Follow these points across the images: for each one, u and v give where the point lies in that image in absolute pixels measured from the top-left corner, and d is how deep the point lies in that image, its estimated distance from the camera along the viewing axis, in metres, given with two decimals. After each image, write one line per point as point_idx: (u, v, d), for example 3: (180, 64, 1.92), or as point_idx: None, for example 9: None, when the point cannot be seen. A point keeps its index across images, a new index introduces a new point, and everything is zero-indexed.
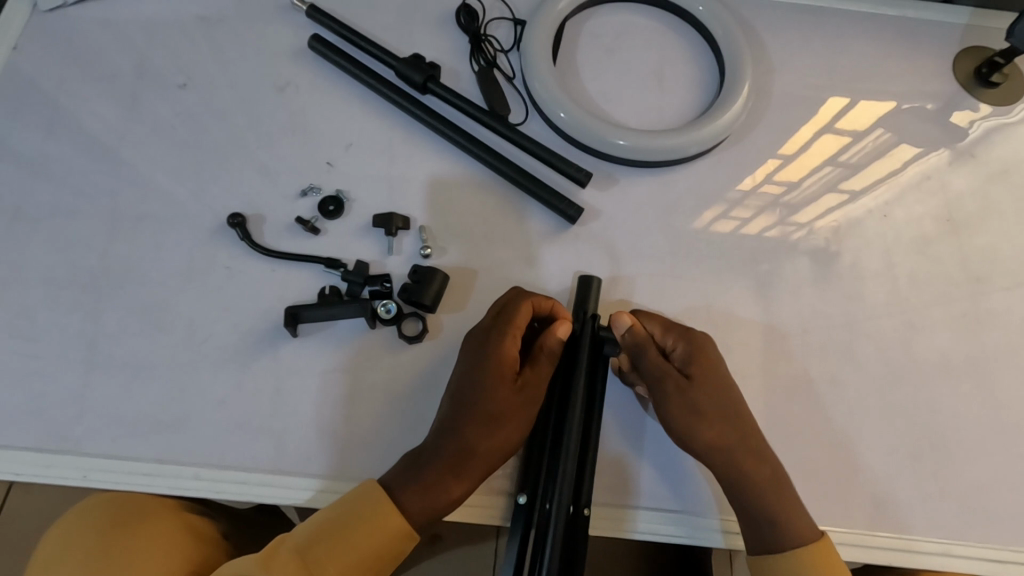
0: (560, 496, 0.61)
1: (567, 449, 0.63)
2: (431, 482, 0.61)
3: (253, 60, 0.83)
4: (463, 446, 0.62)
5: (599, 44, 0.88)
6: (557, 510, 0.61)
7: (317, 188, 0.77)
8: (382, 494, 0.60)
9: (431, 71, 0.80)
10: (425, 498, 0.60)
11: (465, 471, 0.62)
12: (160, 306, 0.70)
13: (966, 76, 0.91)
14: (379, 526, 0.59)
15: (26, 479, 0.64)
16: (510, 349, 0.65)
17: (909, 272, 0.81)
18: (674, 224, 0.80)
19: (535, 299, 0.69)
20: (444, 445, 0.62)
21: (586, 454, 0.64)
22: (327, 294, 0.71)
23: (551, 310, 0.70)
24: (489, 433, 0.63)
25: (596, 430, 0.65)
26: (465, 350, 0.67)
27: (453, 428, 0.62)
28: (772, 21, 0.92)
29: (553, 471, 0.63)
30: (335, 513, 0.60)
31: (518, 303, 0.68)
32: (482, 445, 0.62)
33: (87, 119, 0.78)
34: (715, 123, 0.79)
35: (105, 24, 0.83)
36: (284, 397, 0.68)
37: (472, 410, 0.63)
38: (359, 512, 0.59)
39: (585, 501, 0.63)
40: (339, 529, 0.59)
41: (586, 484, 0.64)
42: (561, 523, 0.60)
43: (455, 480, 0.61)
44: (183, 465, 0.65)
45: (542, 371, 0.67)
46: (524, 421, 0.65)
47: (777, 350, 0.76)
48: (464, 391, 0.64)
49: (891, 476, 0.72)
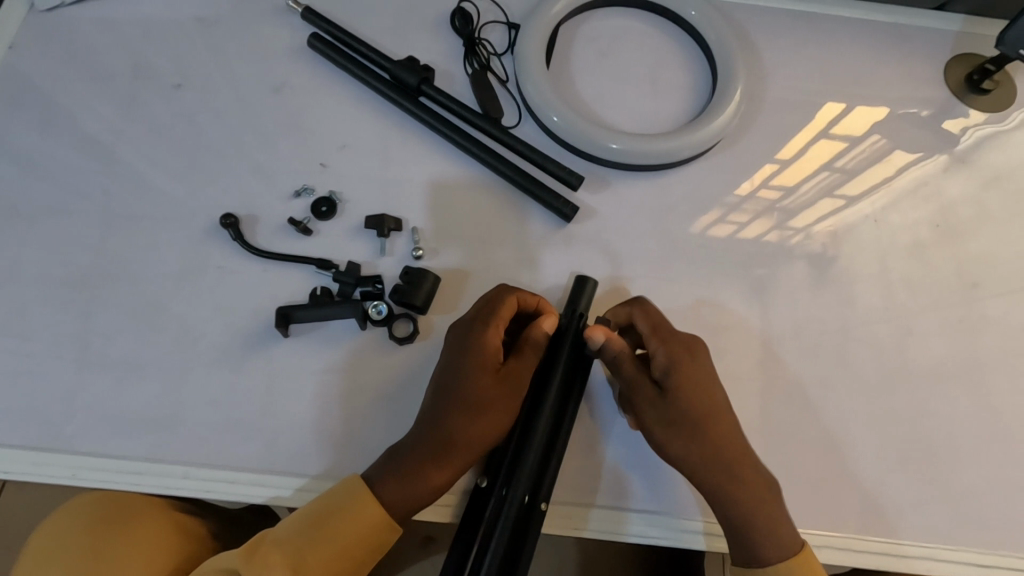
0: (517, 484, 0.62)
1: (533, 441, 0.64)
2: (413, 471, 0.61)
3: (248, 61, 0.83)
4: (444, 433, 0.62)
5: (593, 49, 0.88)
6: (511, 498, 0.62)
7: (310, 190, 0.77)
8: (366, 489, 0.60)
9: (425, 73, 0.81)
10: (407, 486, 0.60)
11: (447, 460, 0.61)
12: (154, 305, 0.71)
13: (957, 82, 0.91)
14: (364, 521, 0.59)
15: (16, 477, 0.64)
16: (493, 340, 0.66)
17: (900, 278, 0.82)
18: (666, 227, 0.80)
19: (522, 294, 0.69)
20: (425, 435, 0.62)
21: (553, 445, 0.65)
22: (319, 294, 0.71)
23: (537, 305, 0.70)
24: (471, 422, 0.63)
25: (564, 427, 0.66)
26: (451, 340, 0.67)
27: (435, 417, 0.63)
28: (766, 27, 0.92)
29: (515, 462, 0.64)
30: (318, 505, 0.60)
31: (506, 294, 0.68)
32: (462, 433, 0.62)
33: (82, 119, 0.78)
34: (707, 128, 0.79)
35: (101, 24, 0.83)
36: (276, 397, 0.68)
37: (454, 398, 0.63)
38: (342, 505, 0.59)
39: (542, 495, 0.64)
40: (323, 521, 0.59)
41: (547, 477, 0.64)
42: (511, 515, 0.61)
43: (437, 469, 0.61)
44: (173, 463, 0.65)
45: (526, 364, 0.67)
46: (507, 412, 0.64)
47: (768, 353, 0.76)
48: (447, 379, 0.64)
49: (881, 481, 0.72)
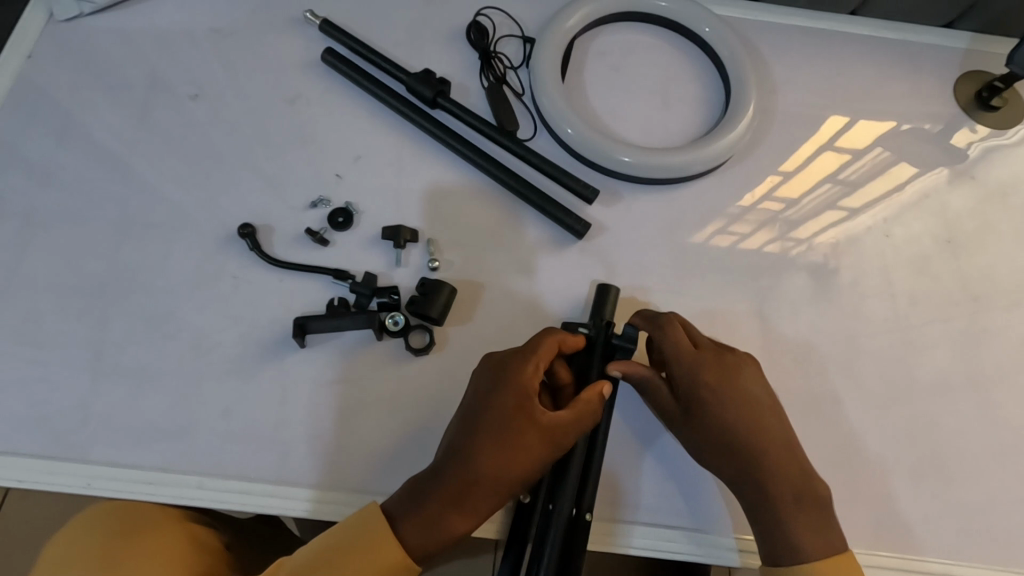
0: (565, 498, 0.64)
1: (574, 459, 0.65)
2: (436, 514, 0.59)
3: (265, 73, 0.84)
4: (472, 475, 0.59)
5: (607, 63, 0.89)
6: (560, 511, 0.63)
7: (326, 201, 0.77)
8: (385, 524, 0.59)
9: (441, 86, 0.81)
10: (429, 530, 0.59)
11: (470, 502, 0.59)
12: (170, 315, 0.71)
13: (967, 99, 0.92)
14: (381, 558, 0.58)
15: (29, 486, 0.63)
16: (531, 376, 0.63)
17: (908, 292, 0.82)
18: (678, 240, 0.81)
19: (560, 336, 0.67)
20: (450, 475, 0.60)
21: (591, 459, 0.66)
22: (334, 305, 0.71)
23: (576, 345, 0.68)
24: (499, 459, 0.60)
25: (601, 442, 0.67)
26: (490, 364, 0.66)
27: (460, 451, 0.60)
28: (777, 43, 0.93)
29: (559, 477, 0.65)
30: (333, 538, 0.59)
31: (544, 337, 0.66)
32: (491, 473, 0.59)
33: (99, 127, 0.79)
34: (720, 142, 0.80)
35: (119, 34, 0.84)
36: (290, 407, 0.68)
37: (484, 434, 0.61)
38: (358, 542, 0.58)
39: (587, 505, 0.65)
40: (337, 558, 0.57)
41: (588, 488, 0.65)
42: (559, 528, 0.63)
43: (458, 513, 0.59)
44: (187, 473, 0.65)
45: (564, 415, 0.62)
46: (534, 453, 0.61)
47: (778, 366, 0.76)
48: (478, 411, 0.62)
49: (893, 495, 0.73)
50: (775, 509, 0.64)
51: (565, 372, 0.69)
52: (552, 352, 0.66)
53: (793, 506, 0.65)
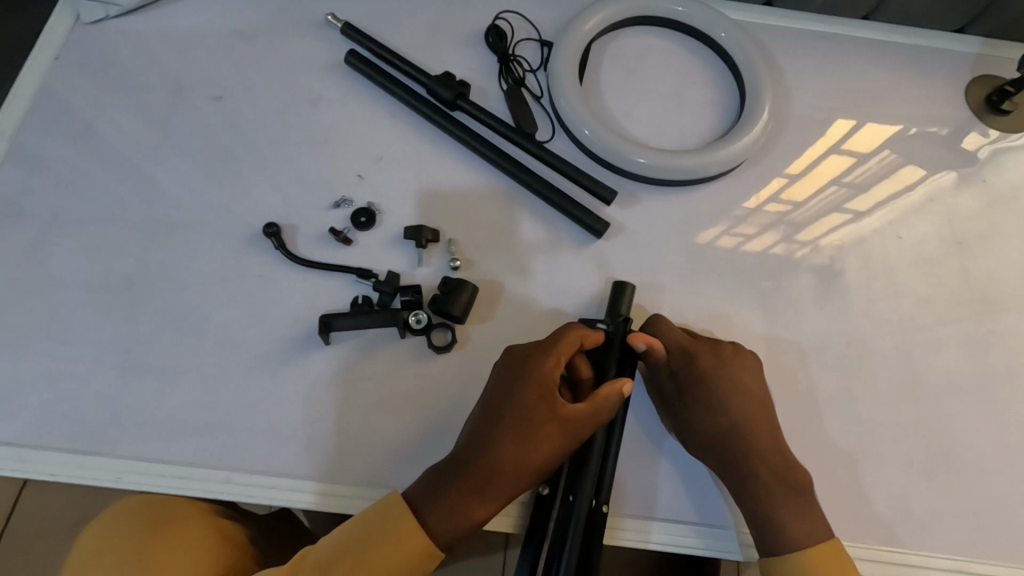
0: (584, 490, 0.65)
1: (593, 452, 0.67)
2: (457, 503, 0.60)
3: (287, 75, 0.85)
4: (494, 465, 0.60)
5: (623, 66, 0.90)
6: (579, 503, 0.64)
7: (349, 201, 0.79)
8: (407, 513, 0.60)
9: (461, 88, 0.82)
10: (450, 518, 0.60)
11: (490, 492, 0.60)
12: (196, 312, 0.72)
13: (977, 103, 0.94)
14: (404, 548, 0.58)
15: (61, 480, 0.65)
16: (552, 370, 0.64)
17: (919, 293, 0.83)
18: (694, 241, 0.82)
19: (582, 331, 0.68)
20: (472, 464, 0.61)
21: (609, 452, 0.68)
22: (359, 303, 0.72)
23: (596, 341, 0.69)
24: (520, 450, 0.61)
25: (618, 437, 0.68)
26: (511, 358, 0.67)
27: (482, 442, 0.61)
28: (790, 47, 0.95)
29: (577, 471, 0.66)
30: (356, 530, 0.59)
31: (569, 331, 0.68)
32: (512, 463, 0.61)
33: (125, 129, 0.80)
34: (735, 145, 0.81)
35: (144, 37, 0.85)
36: (316, 404, 0.69)
37: (505, 425, 0.62)
38: (381, 534, 0.59)
39: (605, 498, 0.66)
40: (360, 549, 0.58)
41: (607, 479, 0.67)
42: (579, 520, 0.64)
43: (480, 503, 0.60)
44: (214, 468, 0.66)
45: (584, 408, 0.63)
46: (554, 445, 0.62)
47: (793, 365, 0.78)
48: (499, 404, 0.63)
49: (906, 492, 0.74)
50: (790, 507, 0.65)
51: (587, 368, 0.70)
52: (574, 347, 0.67)
53: (809, 503, 0.66)
